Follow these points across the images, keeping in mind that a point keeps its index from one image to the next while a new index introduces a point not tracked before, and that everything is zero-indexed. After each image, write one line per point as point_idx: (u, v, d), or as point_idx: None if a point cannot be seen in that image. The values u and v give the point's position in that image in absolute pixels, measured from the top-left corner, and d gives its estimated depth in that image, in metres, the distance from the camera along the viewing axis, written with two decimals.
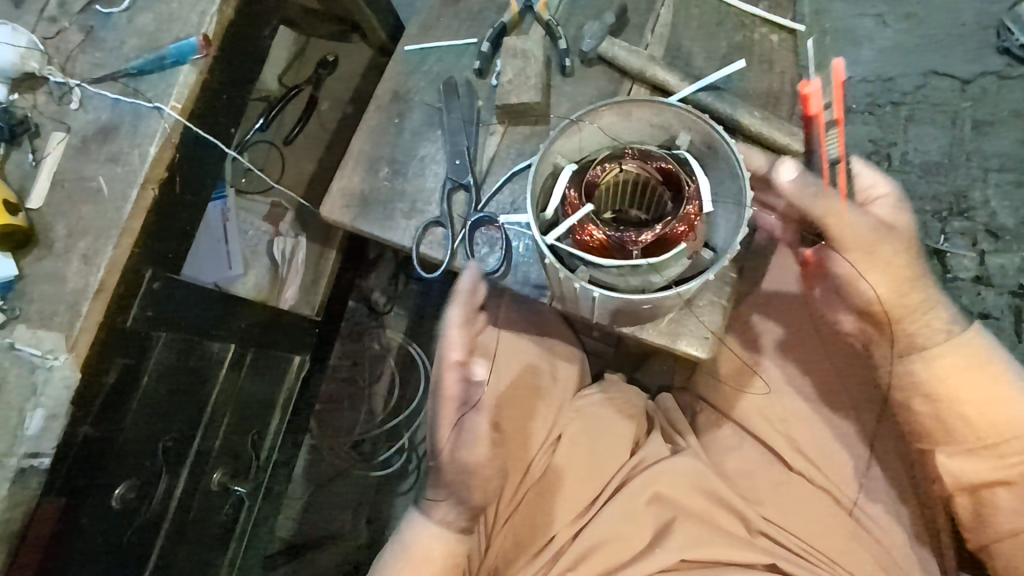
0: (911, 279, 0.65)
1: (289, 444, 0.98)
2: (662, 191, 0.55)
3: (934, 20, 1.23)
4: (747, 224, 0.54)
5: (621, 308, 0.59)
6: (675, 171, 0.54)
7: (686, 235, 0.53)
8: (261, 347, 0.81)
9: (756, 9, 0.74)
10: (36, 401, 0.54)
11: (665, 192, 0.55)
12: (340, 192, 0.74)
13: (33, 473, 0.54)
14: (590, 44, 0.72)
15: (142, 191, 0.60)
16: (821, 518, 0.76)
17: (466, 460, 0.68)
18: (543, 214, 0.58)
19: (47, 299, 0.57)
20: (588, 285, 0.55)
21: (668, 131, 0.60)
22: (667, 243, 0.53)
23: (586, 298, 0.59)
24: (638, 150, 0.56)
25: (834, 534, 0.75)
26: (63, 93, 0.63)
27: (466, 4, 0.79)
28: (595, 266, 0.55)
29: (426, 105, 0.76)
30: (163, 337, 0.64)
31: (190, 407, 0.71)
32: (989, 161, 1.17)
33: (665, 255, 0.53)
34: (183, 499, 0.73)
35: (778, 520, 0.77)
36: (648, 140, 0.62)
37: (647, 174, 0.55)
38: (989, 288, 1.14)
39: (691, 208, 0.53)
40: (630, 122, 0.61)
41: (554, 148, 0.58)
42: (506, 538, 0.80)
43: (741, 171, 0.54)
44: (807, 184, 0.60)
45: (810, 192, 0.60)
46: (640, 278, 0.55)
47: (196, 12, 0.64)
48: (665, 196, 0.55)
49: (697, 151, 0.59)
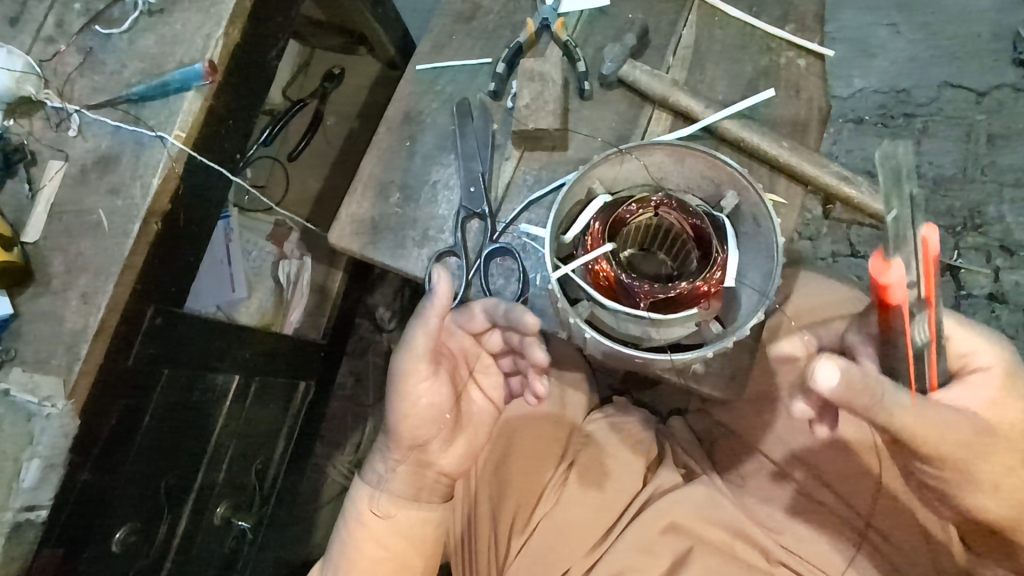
0: None
1: (294, 470, 0.96)
2: (691, 248, 0.53)
3: (949, 30, 1.21)
4: (764, 312, 0.50)
5: (612, 354, 0.56)
6: (709, 233, 0.51)
7: (699, 301, 0.51)
8: (266, 375, 0.79)
9: (782, 31, 0.71)
10: (33, 450, 0.51)
11: (694, 251, 0.52)
12: (350, 218, 0.71)
13: (29, 526, 0.51)
14: (611, 68, 0.69)
15: (144, 226, 0.57)
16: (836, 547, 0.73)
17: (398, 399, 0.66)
18: (563, 237, 0.55)
19: (45, 340, 0.54)
20: (584, 323, 0.52)
21: (717, 187, 0.56)
22: (676, 305, 0.51)
23: (579, 334, 0.56)
24: (677, 200, 0.52)
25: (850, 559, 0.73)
26: (60, 119, 0.60)
27: (480, 22, 0.76)
28: (598, 305, 0.53)
29: (438, 129, 0.73)
30: (166, 374, 0.61)
31: (193, 443, 0.68)
32: (1004, 176, 1.15)
33: (670, 315, 0.51)
34: (186, 535, 0.70)
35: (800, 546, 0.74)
36: (696, 189, 0.57)
37: (681, 228, 0.52)
38: (1003, 305, 1.12)
39: (714, 276, 0.50)
40: (681, 166, 0.56)
41: (594, 172, 0.55)
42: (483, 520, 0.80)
43: (777, 256, 0.51)
44: (855, 383, 0.48)
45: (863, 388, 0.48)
46: (641, 329, 0.52)
47: (201, 36, 0.61)
48: (693, 254, 0.52)
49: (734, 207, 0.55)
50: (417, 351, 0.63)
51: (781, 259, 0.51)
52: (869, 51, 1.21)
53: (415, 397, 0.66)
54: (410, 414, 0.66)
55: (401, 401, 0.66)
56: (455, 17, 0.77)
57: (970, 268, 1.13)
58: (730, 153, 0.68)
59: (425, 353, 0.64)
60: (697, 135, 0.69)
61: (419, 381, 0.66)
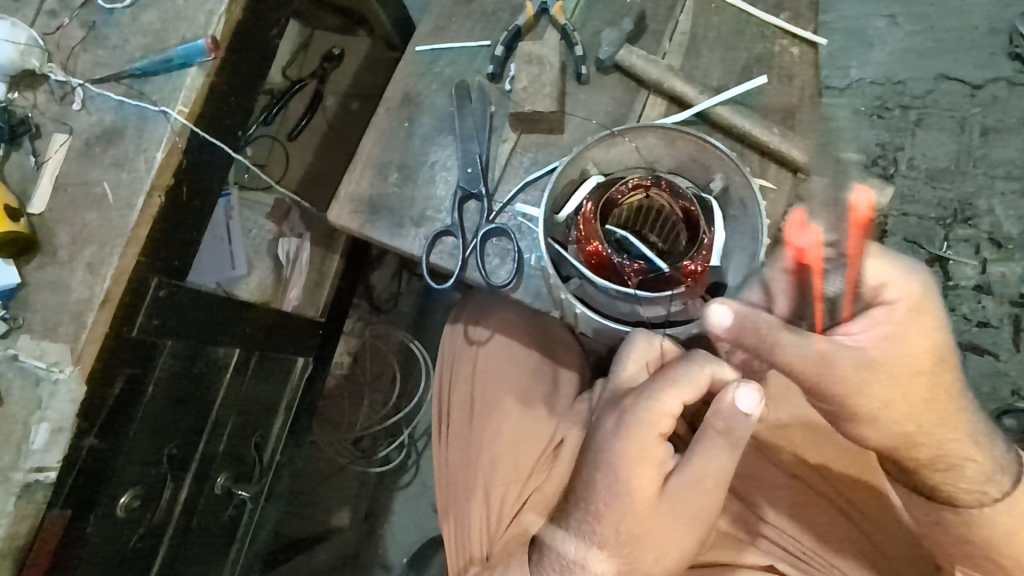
0: (901, 374, 0.53)
1: (291, 445, 0.97)
2: (681, 229, 0.54)
3: (947, 22, 1.22)
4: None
5: (603, 328, 0.61)
6: (698, 214, 0.53)
7: (685, 280, 0.54)
8: (265, 350, 0.80)
9: (778, 19, 0.72)
10: (42, 414, 0.53)
11: (683, 231, 0.54)
12: (349, 197, 0.73)
13: (37, 488, 0.54)
14: (607, 52, 0.71)
15: (148, 199, 0.58)
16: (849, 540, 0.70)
17: (655, 522, 0.58)
18: (557, 217, 0.57)
19: (52, 309, 0.56)
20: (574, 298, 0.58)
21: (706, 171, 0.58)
22: (662, 283, 0.54)
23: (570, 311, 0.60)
24: (668, 182, 0.54)
25: (794, 347, 0.52)
26: (64, 93, 0.61)
27: (480, 4, 0.77)
28: (587, 283, 0.57)
29: (437, 110, 0.74)
30: (169, 345, 0.62)
31: (195, 413, 0.69)
32: (995, 169, 1.16)
33: (657, 293, 0.53)
34: (187, 505, 0.72)
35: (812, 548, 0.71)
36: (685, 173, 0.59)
37: (670, 210, 0.54)
38: (989, 296, 1.14)
39: (698, 256, 0.53)
40: (673, 150, 0.58)
41: (587, 153, 0.57)
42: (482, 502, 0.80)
43: (762, 234, 0.53)
44: (745, 325, 0.52)
45: (757, 322, 0.52)
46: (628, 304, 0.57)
47: (204, 12, 0.62)
48: (681, 233, 0.55)
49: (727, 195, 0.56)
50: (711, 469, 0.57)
51: (765, 239, 0.53)
52: (867, 42, 1.22)
53: (680, 517, 0.59)
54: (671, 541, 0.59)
55: (665, 523, 0.58)
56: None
57: (958, 259, 1.15)
58: (723, 139, 0.69)
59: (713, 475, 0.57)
60: (691, 121, 0.70)
61: (704, 515, 0.59)
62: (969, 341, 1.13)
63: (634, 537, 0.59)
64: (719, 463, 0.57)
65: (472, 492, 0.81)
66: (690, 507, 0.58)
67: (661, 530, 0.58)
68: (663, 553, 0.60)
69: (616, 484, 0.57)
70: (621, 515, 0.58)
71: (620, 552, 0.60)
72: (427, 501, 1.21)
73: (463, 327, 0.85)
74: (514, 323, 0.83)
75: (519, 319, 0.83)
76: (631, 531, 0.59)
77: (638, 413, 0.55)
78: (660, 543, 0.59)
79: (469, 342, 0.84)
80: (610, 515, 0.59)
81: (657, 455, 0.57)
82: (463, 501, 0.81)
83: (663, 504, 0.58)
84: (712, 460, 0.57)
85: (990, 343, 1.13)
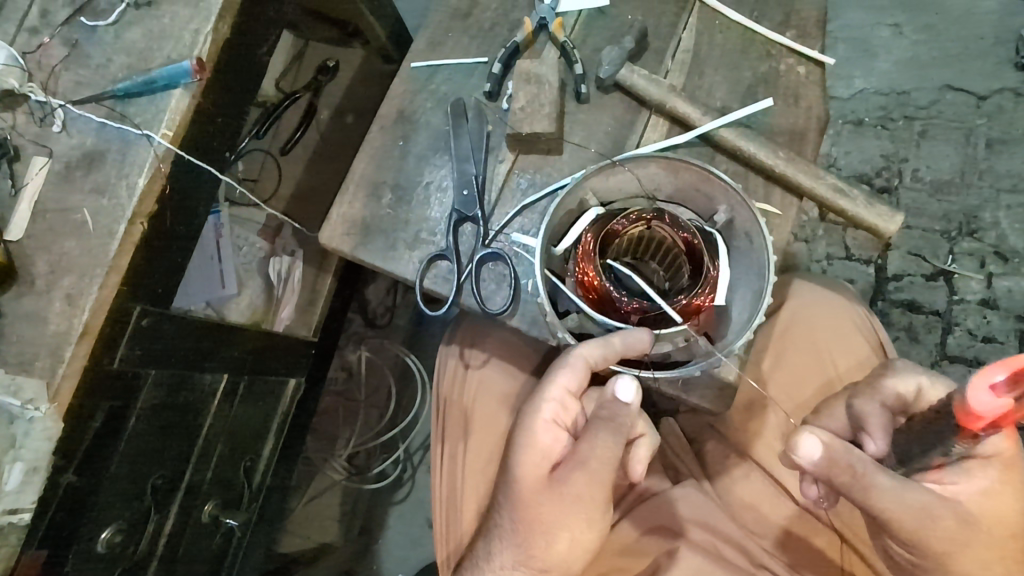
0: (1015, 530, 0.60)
1: (283, 466, 0.95)
2: (683, 262, 0.52)
3: (953, 31, 1.19)
4: (753, 330, 0.50)
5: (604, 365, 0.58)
6: (701, 249, 0.51)
7: (687, 316, 0.52)
8: (255, 374, 0.78)
9: (783, 36, 0.70)
10: (16, 454, 0.50)
11: (686, 264, 0.52)
12: (341, 219, 0.71)
13: (11, 530, 0.51)
14: (608, 71, 0.68)
15: (129, 227, 0.56)
16: (825, 548, 0.74)
17: (551, 515, 0.57)
18: (554, 250, 0.55)
19: (28, 341, 0.54)
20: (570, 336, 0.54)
21: (710, 201, 0.56)
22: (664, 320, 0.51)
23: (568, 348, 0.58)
24: (670, 214, 0.51)
25: (891, 493, 0.55)
26: (45, 114, 0.59)
27: (476, 19, 0.75)
28: (586, 318, 0.55)
29: (432, 129, 0.72)
30: (152, 375, 0.60)
31: (181, 441, 0.67)
32: (1001, 181, 1.14)
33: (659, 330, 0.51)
34: (173, 535, 0.70)
35: (789, 555, 0.74)
36: (688, 201, 0.57)
37: (672, 242, 0.52)
38: (994, 311, 1.12)
39: (702, 293, 0.50)
40: (676, 178, 0.56)
41: (586, 183, 0.55)
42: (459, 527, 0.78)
43: (768, 273, 0.50)
44: (837, 461, 0.54)
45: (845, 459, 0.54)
46: None
47: (190, 31, 0.60)
48: (684, 267, 0.53)
49: (732, 227, 0.54)
50: (593, 456, 0.56)
51: (772, 278, 0.50)
52: (872, 51, 1.20)
53: (573, 508, 0.57)
54: (564, 535, 0.58)
55: (552, 511, 0.57)
56: (451, 13, 0.75)
57: (963, 273, 1.13)
58: (726, 162, 0.67)
59: (602, 464, 0.56)
60: (693, 143, 0.68)
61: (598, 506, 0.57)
62: (975, 356, 1.11)
63: (529, 527, 0.58)
64: (602, 449, 0.56)
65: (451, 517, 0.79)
66: (586, 496, 0.57)
67: (553, 522, 0.57)
68: (564, 548, 0.58)
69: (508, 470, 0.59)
70: (512, 503, 0.59)
71: (511, 537, 0.60)
72: (422, 518, 1.19)
73: (459, 349, 0.82)
74: (513, 346, 0.81)
75: (516, 341, 0.81)
76: (520, 512, 0.58)
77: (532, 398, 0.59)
78: (549, 532, 0.57)
79: (464, 365, 0.82)
80: (506, 503, 0.60)
81: (546, 443, 0.58)
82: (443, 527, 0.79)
83: (551, 490, 0.57)
84: (595, 449, 0.56)
85: (996, 358, 1.11)
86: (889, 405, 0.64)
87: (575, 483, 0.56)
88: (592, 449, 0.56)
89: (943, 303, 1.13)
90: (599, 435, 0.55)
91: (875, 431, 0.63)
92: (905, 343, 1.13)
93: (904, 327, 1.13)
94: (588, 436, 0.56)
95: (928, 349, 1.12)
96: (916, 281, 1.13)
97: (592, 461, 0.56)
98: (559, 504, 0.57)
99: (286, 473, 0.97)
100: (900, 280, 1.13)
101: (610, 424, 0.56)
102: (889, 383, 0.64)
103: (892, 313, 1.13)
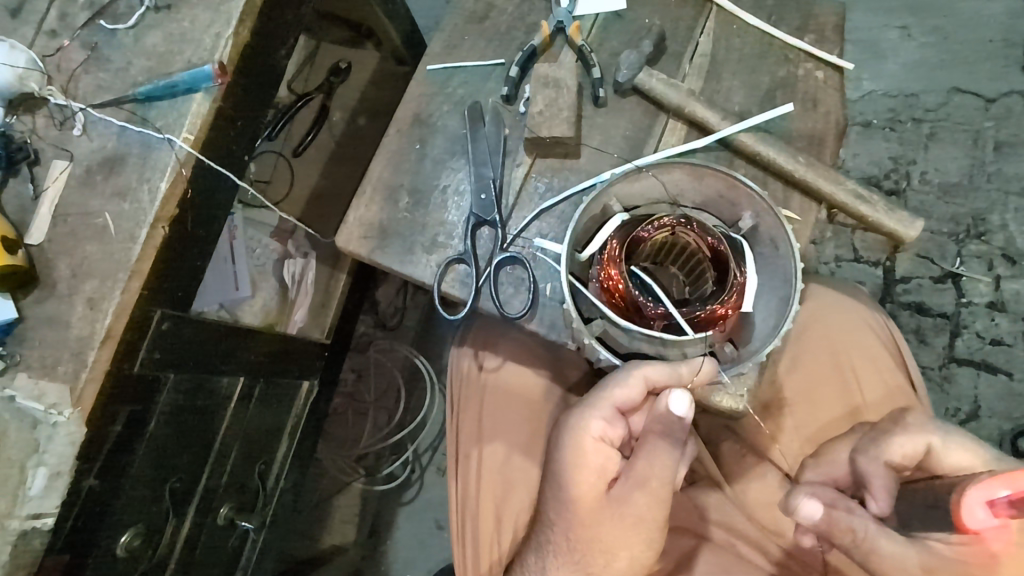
0: None
1: (295, 468, 0.95)
2: (708, 267, 0.53)
3: (961, 33, 1.19)
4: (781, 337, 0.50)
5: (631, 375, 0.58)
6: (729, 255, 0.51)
7: (715, 322, 0.52)
8: (271, 377, 0.77)
9: (800, 41, 0.70)
10: (40, 458, 0.51)
11: (711, 270, 0.52)
12: (358, 221, 0.70)
13: (35, 534, 0.52)
14: (626, 75, 0.68)
15: (151, 231, 0.56)
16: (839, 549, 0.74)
17: (610, 534, 0.58)
18: (579, 255, 0.55)
19: (52, 346, 0.54)
20: (597, 343, 0.54)
21: (734, 208, 0.56)
22: (691, 325, 0.51)
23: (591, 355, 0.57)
24: (696, 220, 0.52)
25: (893, 557, 0.55)
26: (64, 117, 0.59)
27: (493, 23, 0.75)
28: (611, 323, 0.54)
29: (450, 132, 0.72)
30: (172, 379, 0.60)
31: (199, 444, 0.67)
32: (1009, 184, 1.14)
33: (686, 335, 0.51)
34: (190, 537, 0.70)
35: (805, 555, 0.74)
36: (710, 206, 0.57)
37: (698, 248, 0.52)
38: (1003, 314, 1.12)
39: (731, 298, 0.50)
40: (700, 183, 0.56)
41: (613, 189, 0.55)
42: (490, 535, 0.79)
43: (794, 280, 0.51)
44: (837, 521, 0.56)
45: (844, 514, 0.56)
46: (657, 346, 0.54)
47: (210, 34, 0.60)
48: (710, 273, 0.53)
49: (756, 233, 0.54)
50: (652, 474, 0.57)
51: (799, 285, 0.51)
52: (880, 53, 1.20)
53: (631, 526, 0.58)
54: (622, 552, 0.59)
55: (614, 531, 0.58)
56: (467, 17, 0.75)
57: (971, 276, 1.13)
58: (744, 167, 0.67)
59: (657, 479, 0.57)
60: (712, 147, 0.68)
61: (654, 522, 0.58)
62: (983, 359, 1.11)
63: (588, 545, 0.59)
64: (658, 464, 0.57)
65: (479, 525, 0.78)
66: (643, 513, 0.58)
67: (612, 539, 0.58)
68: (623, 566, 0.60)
69: (561, 492, 0.59)
70: (569, 526, 0.60)
71: (568, 558, 0.61)
72: (431, 519, 1.19)
73: (473, 352, 0.82)
74: (527, 346, 0.81)
75: (531, 341, 0.81)
76: (578, 533, 0.59)
77: (575, 415, 0.58)
78: (611, 552, 0.59)
79: (478, 366, 0.81)
80: (560, 523, 0.60)
81: (598, 462, 0.58)
82: (471, 537, 0.79)
83: (611, 510, 0.58)
84: (653, 466, 0.57)
85: (1004, 361, 1.11)
86: (894, 464, 0.62)
87: (635, 501, 0.57)
88: (648, 464, 0.57)
89: (952, 305, 1.12)
90: (654, 449, 0.56)
91: (879, 492, 0.61)
92: (913, 345, 1.13)
93: (913, 329, 1.13)
94: (643, 452, 0.57)
95: (937, 352, 1.12)
96: (925, 284, 1.13)
97: (650, 479, 0.57)
98: (620, 522, 0.58)
99: (297, 476, 0.97)
100: (909, 283, 1.13)
101: (664, 435, 0.56)
102: (899, 440, 0.62)
103: (901, 315, 1.13)
